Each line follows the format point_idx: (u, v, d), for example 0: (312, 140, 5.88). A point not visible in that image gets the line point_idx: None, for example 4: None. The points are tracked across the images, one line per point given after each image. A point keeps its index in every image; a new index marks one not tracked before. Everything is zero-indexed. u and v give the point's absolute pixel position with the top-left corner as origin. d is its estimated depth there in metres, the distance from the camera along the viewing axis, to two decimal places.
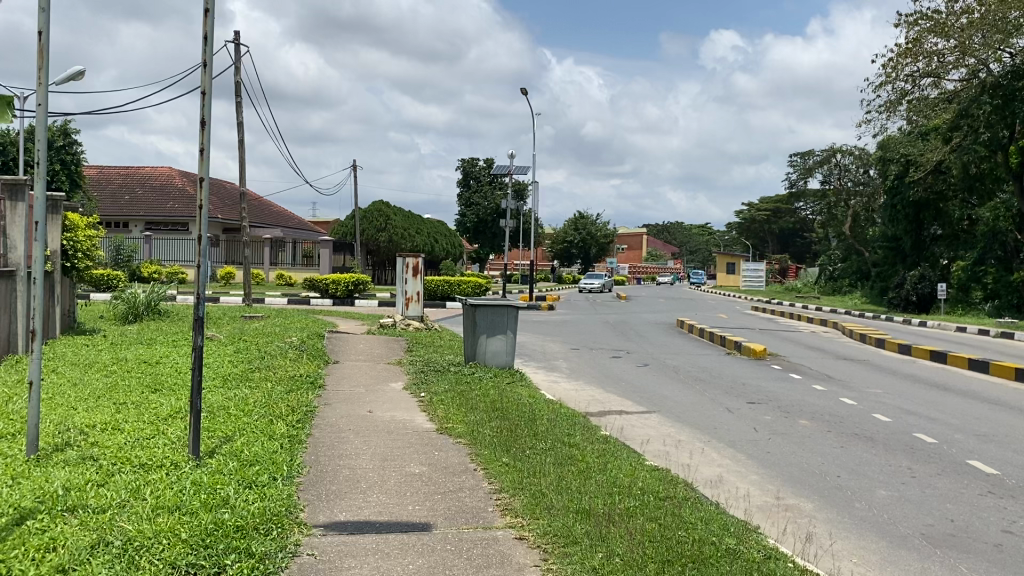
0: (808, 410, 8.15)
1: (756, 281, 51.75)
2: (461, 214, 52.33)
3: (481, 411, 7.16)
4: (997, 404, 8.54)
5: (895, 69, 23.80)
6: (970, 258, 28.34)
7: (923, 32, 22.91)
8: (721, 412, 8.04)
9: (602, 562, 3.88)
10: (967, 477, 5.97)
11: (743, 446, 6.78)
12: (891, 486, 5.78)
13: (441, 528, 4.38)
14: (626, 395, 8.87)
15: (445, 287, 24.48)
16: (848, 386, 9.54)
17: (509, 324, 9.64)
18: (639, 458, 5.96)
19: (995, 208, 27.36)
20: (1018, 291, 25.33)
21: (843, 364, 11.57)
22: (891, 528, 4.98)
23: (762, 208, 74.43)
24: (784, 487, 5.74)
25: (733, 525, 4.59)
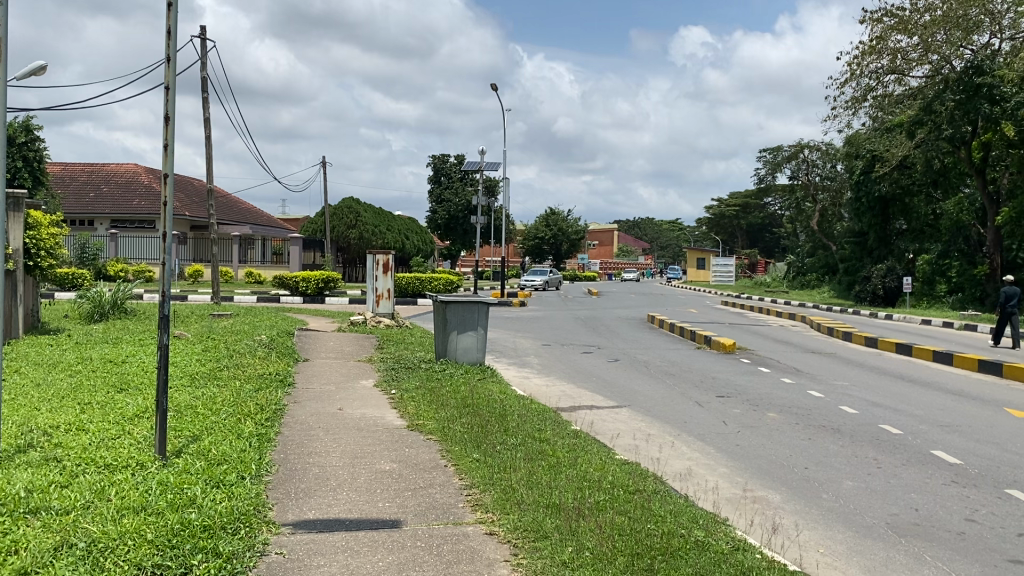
0: (776, 403, 8.22)
1: (726, 276, 52.07)
2: (432, 211, 52.10)
3: (452, 407, 7.15)
4: (960, 396, 8.69)
5: (860, 66, 24.09)
6: (935, 252, 28.77)
7: (886, 29, 23.18)
8: (689, 406, 8.10)
9: (572, 556, 3.89)
10: (931, 467, 6.06)
11: (712, 439, 6.84)
12: (858, 477, 5.85)
13: (411, 525, 4.36)
14: (597, 390, 8.90)
15: (417, 284, 24.37)
16: (816, 379, 9.65)
17: (479, 320, 9.62)
18: (609, 452, 5.98)
19: (960, 203, 27.81)
20: (981, 285, 25.97)
21: (811, 357, 11.70)
22: (857, 518, 5.04)
23: (731, 204, 75.02)
24: (752, 479, 5.80)
25: (702, 518, 4.62)
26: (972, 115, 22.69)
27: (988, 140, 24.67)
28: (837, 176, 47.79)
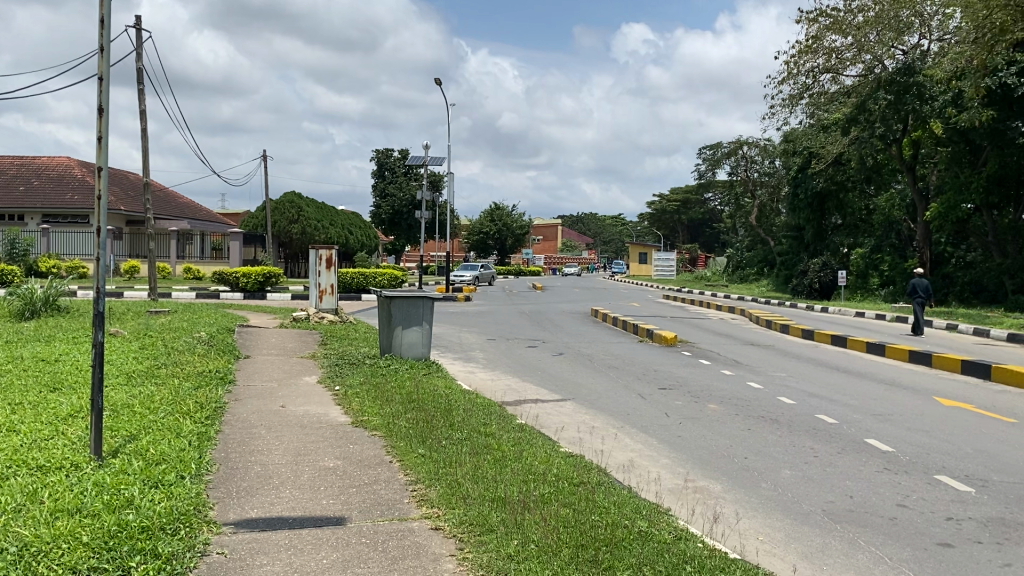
0: (716, 395, 8.38)
1: (667, 271, 52.71)
2: (375, 205, 51.63)
3: (397, 403, 7.11)
4: (892, 385, 8.97)
5: (796, 65, 24.58)
6: (868, 246, 29.60)
7: (821, 29, 23.54)
8: (633, 398, 8.20)
9: (517, 549, 3.91)
10: (865, 455, 6.25)
11: (655, 431, 6.94)
12: (795, 466, 6.00)
13: (356, 521, 4.33)
14: (542, 383, 8.95)
15: (361, 279, 24.15)
16: (755, 371, 9.86)
17: (425, 315, 9.59)
18: (554, 445, 6.02)
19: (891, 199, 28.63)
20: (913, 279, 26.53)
21: (749, 349, 11.95)
22: (794, 506, 5.17)
23: (672, 199, 76.00)
24: (693, 469, 5.90)
25: (645, 508, 4.69)
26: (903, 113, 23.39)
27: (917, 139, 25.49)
28: (775, 172, 48.80)
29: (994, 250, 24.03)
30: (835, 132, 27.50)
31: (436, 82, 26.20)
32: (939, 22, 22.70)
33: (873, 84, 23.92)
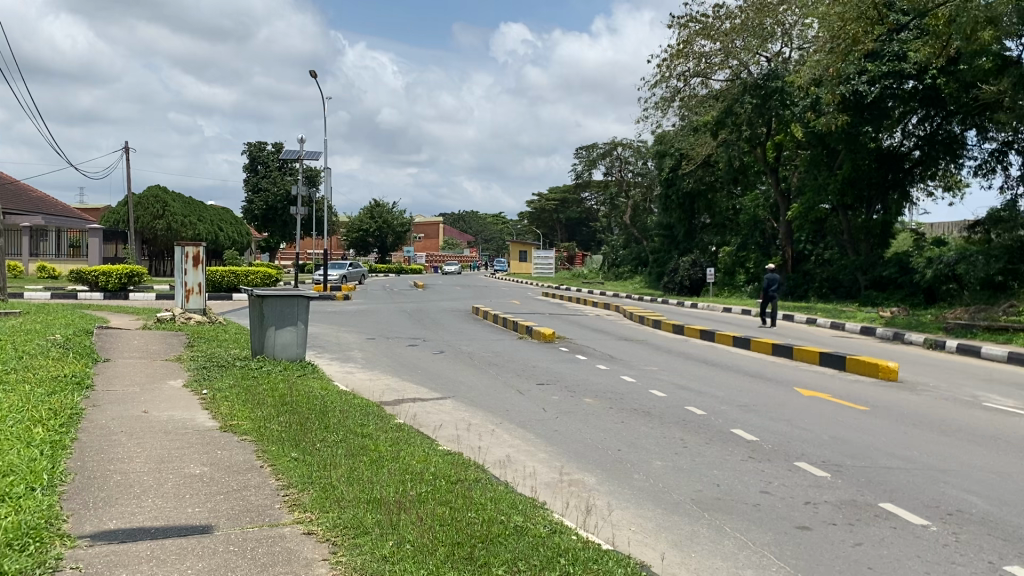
0: (592, 389, 8.55)
1: (546, 269, 53.44)
2: (248, 201, 50.03)
3: (269, 405, 6.89)
4: (756, 377, 9.40)
5: (669, 69, 25.42)
6: (734, 244, 30.94)
7: (692, 34, 24.52)
8: (511, 394, 8.27)
9: (392, 549, 3.86)
10: (731, 444, 6.51)
11: (532, 426, 7.01)
12: (666, 456, 6.19)
13: (223, 528, 4.17)
14: (420, 382, 8.90)
15: (233, 278, 23.35)
16: (629, 365, 10.13)
17: (300, 314, 9.36)
18: (431, 443, 5.99)
19: (756, 200, 30.26)
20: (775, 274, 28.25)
21: (624, 344, 12.27)
22: (665, 496, 5.33)
23: (550, 197, 77.17)
24: (569, 463, 5.99)
25: (521, 503, 4.73)
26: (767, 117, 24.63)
27: (780, 142, 26.85)
28: (648, 173, 50.43)
29: (848, 249, 25.57)
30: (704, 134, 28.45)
31: (311, 75, 25.62)
32: (798, 31, 23.95)
33: (739, 88, 24.99)
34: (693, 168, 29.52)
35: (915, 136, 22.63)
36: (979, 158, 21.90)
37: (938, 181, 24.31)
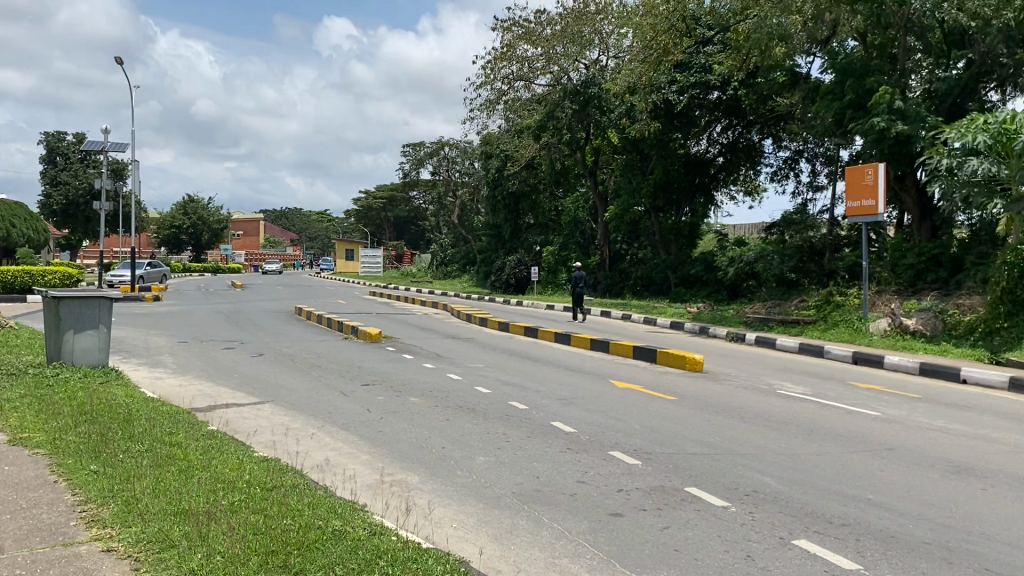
0: (416, 388, 8.55)
1: (373, 267, 52.83)
2: (45, 195, 46.14)
3: (65, 416, 6.40)
4: (576, 371, 9.73)
5: (493, 71, 25.84)
6: (557, 244, 32.00)
7: (515, 38, 24.99)
8: (334, 396, 8.11)
9: (200, 562, 3.69)
10: (550, 437, 6.71)
11: (355, 428, 6.91)
12: (488, 452, 6.28)
13: (8, 552, 3.83)
14: (238, 386, 8.55)
15: (26, 278, 21.48)
16: (454, 363, 10.20)
17: (101, 318, 8.76)
18: (247, 449, 5.77)
19: (577, 201, 31.35)
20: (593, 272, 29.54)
21: (450, 343, 12.34)
22: (486, 491, 5.41)
23: (378, 196, 76.28)
24: (392, 463, 5.96)
25: (340, 507, 4.65)
26: (586, 122, 25.31)
27: (598, 147, 27.86)
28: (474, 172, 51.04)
29: (661, 248, 27.03)
30: (527, 138, 28.96)
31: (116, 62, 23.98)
32: (615, 40, 25.00)
33: (560, 93, 25.52)
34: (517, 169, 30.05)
35: (719, 144, 24.20)
36: (774, 165, 23.77)
37: (740, 185, 26.28)
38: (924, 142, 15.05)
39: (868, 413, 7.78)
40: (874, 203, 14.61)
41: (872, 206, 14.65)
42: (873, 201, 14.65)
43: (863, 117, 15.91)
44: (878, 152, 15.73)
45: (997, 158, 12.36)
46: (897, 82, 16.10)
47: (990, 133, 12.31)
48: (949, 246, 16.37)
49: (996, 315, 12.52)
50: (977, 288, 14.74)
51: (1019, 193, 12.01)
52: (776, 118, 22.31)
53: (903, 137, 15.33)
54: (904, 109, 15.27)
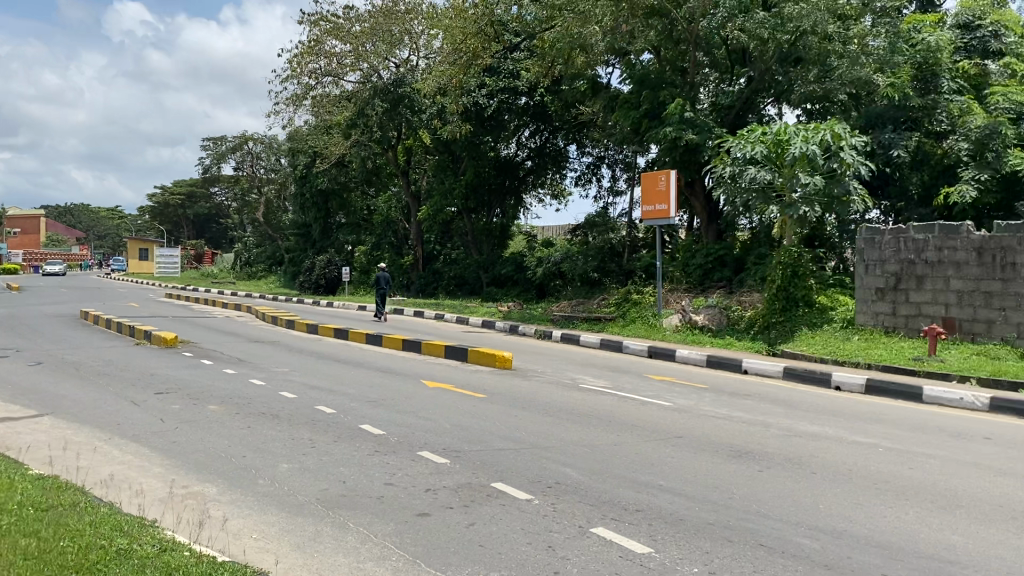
0: (216, 395, 8.16)
1: (171, 268, 49.80)
2: None
3: None
4: (386, 372, 9.66)
5: (300, 65, 25.11)
6: (369, 243, 31.87)
7: (322, 33, 24.44)
8: (123, 406, 7.58)
9: None
10: (358, 440, 6.63)
11: (147, 439, 6.50)
12: (293, 458, 6.11)
13: None
14: (10, 399, 7.79)
15: None
16: (258, 367, 9.82)
17: None
18: (20, 468, 5.27)
19: (390, 200, 31.08)
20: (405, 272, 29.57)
21: (254, 346, 11.88)
22: (289, 499, 5.26)
23: (176, 191, 71.88)
24: (187, 475, 5.65)
25: (127, 524, 4.35)
26: (397, 121, 24.97)
27: (410, 147, 28.02)
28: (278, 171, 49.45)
29: (472, 249, 27.31)
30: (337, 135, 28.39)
31: None
32: (425, 41, 25.04)
33: (370, 91, 25.05)
34: (326, 168, 29.09)
35: (527, 148, 24.84)
36: (579, 170, 24.70)
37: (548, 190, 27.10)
38: (710, 151, 16.29)
39: (661, 403, 8.29)
40: (666, 207, 15.58)
41: (665, 210, 15.60)
42: (665, 206, 15.62)
43: (657, 126, 17.01)
44: (671, 160, 16.86)
45: (772, 167, 13.51)
46: (687, 94, 17.24)
47: (767, 144, 13.49)
48: (732, 248, 17.78)
49: (772, 310, 13.68)
50: (756, 286, 16.08)
51: (791, 199, 13.21)
52: (579, 124, 23.27)
53: (692, 145, 16.55)
54: (693, 120, 16.39)
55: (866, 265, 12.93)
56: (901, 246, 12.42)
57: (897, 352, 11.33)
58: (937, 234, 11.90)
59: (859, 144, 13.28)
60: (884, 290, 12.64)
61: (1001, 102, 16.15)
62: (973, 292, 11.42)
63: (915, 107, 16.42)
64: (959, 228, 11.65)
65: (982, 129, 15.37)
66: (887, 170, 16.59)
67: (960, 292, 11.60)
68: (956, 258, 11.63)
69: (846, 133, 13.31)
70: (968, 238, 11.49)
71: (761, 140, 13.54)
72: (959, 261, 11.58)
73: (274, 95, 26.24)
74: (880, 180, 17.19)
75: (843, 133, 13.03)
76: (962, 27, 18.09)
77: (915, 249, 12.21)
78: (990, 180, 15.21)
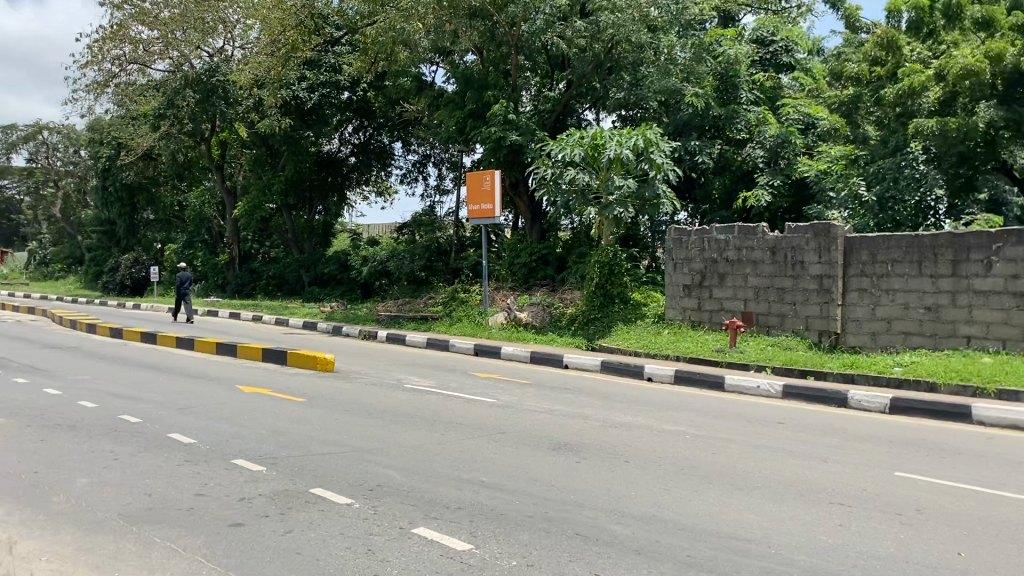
0: (3, 407, 7.45)
1: None
2: None
3: None
4: (199, 378, 9.20)
5: (100, 51, 23.37)
6: (182, 241, 30.34)
7: (127, 18, 22.98)
8: None
9: None
10: (167, 450, 6.26)
11: None
12: (92, 473, 5.68)
13: None
14: None
15: None
16: (53, 376, 9.06)
17: None
18: None
19: (203, 196, 29.26)
20: (222, 273, 28.39)
21: (49, 353, 10.95)
22: (87, 516, 4.88)
23: None
24: None
25: None
26: (210, 113, 23.57)
27: (224, 140, 26.73)
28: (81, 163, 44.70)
29: (293, 247, 26.53)
30: (144, 125, 26.44)
31: None
32: (241, 31, 24.02)
33: (180, 81, 23.69)
34: (132, 162, 27.30)
35: (351, 144, 24.62)
36: (404, 168, 24.60)
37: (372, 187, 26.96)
38: (533, 153, 16.78)
39: (484, 400, 8.40)
40: (490, 206, 15.84)
41: (490, 209, 15.86)
42: (489, 205, 15.89)
43: (481, 126, 17.22)
44: (495, 161, 17.09)
45: (590, 170, 13.99)
46: (510, 96, 17.53)
47: (584, 148, 13.90)
48: (554, 247, 18.35)
49: (591, 307, 14.22)
50: (576, 284, 16.64)
51: (608, 201, 13.77)
52: (404, 121, 23.28)
53: (515, 147, 16.89)
54: (517, 122, 16.75)
55: (675, 263, 13.71)
56: (705, 245, 13.24)
57: (703, 344, 12.10)
58: (736, 234, 12.80)
59: (669, 150, 14.02)
60: (691, 286, 13.46)
61: (791, 113, 17.71)
62: (768, 288, 12.35)
63: (719, 116, 17.53)
64: (755, 229, 12.58)
65: (775, 139, 16.76)
66: (693, 173, 18.04)
67: (757, 288, 12.52)
68: (754, 257, 12.53)
69: (657, 139, 14.01)
70: (763, 238, 12.42)
71: (579, 144, 13.92)
72: (756, 259, 12.49)
73: (73, 82, 24.36)
74: (688, 183, 18.68)
75: (654, 139, 13.70)
76: (757, 42, 19.28)
77: (717, 249, 13.06)
78: (783, 186, 16.66)
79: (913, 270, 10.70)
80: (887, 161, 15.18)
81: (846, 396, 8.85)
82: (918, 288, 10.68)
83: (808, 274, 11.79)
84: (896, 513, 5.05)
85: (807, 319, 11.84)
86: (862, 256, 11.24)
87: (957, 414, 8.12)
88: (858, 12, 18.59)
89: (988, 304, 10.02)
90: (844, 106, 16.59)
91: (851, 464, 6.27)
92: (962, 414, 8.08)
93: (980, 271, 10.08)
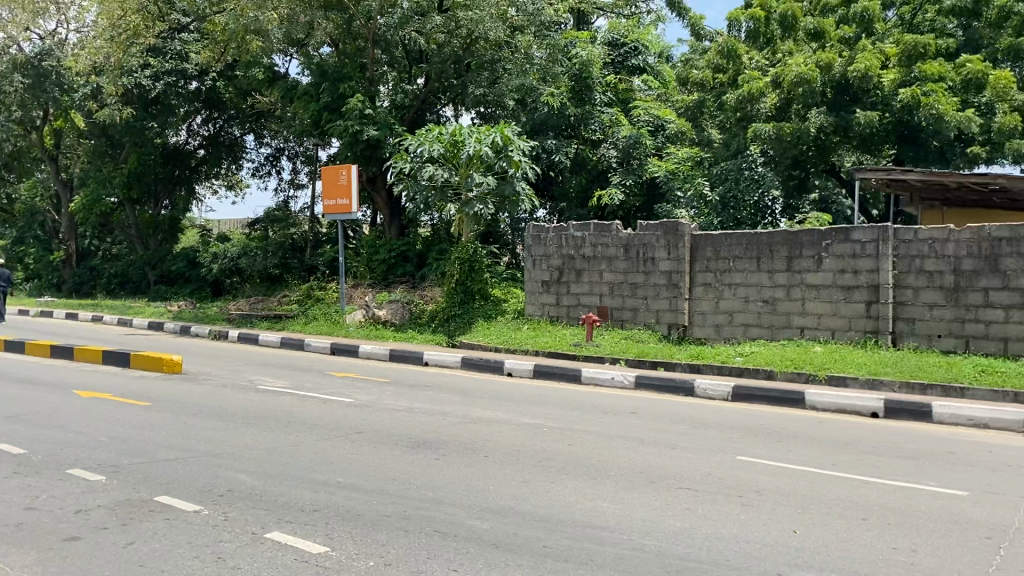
0: None
1: None
2: None
3: None
4: (29, 383, 8.56)
5: None
6: (10, 237, 28.23)
7: None
8: None
9: None
10: None
11: None
12: None
13: None
14: None
15: None
16: None
17: None
18: None
19: (33, 189, 27.20)
20: (57, 271, 26.58)
21: None
22: None
23: None
24: None
25: None
26: (42, 100, 21.92)
27: (59, 129, 24.76)
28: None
29: (136, 244, 25.17)
30: None
31: None
32: (76, 13, 22.51)
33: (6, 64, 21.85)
34: None
35: (199, 135, 23.58)
36: (257, 161, 23.77)
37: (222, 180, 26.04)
38: (391, 148, 16.66)
39: (341, 400, 8.26)
40: (347, 202, 15.60)
41: (347, 205, 15.62)
42: (346, 200, 15.62)
43: (338, 119, 16.88)
44: (352, 155, 16.81)
45: (449, 166, 13.99)
46: (367, 89, 17.25)
47: (443, 144, 13.82)
48: (414, 243, 18.20)
49: (452, 303, 14.28)
50: (436, 281, 16.62)
51: (467, 198, 13.95)
52: (257, 113, 22.58)
53: (373, 142, 16.70)
54: (374, 116, 16.59)
55: (533, 260, 13.93)
56: (562, 242, 13.53)
57: (560, 339, 12.37)
58: (592, 231, 13.14)
59: (526, 148, 14.28)
60: (549, 282, 13.72)
61: (642, 115, 18.38)
62: (622, 283, 12.76)
63: (574, 116, 17.96)
64: (609, 226, 12.96)
65: (627, 139, 17.37)
66: (550, 172, 18.46)
67: (611, 283, 12.91)
68: (608, 253, 12.91)
69: (515, 136, 14.22)
70: (617, 235, 12.81)
71: (438, 140, 13.83)
72: (610, 256, 12.88)
73: None
74: (545, 181, 19.02)
75: (513, 136, 13.89)
76: (609, 44, 19.81)
77: (574, 246, 13.37)
78: (634, 185, 17.24)
79: (753, 266, 11.34)
80: (731, 163, 16.28)
81: (694, 385, 9.29)
82: (757, 282, 11.33)
83: (658, 270, 12.27)
84: (738, 496, 5.34)
85: (658, 312, 12.33)
86: (707, 252, 11.80)
87: (792, 400, 8.69)
88: (702, 20, 19.49)
89: (819, 297, 10.76)
90: (691, 111, 18.18)
91: (697, 450, 6.58)
92: (796, 399, 8.65)
93: (812, 266, 10.80)
